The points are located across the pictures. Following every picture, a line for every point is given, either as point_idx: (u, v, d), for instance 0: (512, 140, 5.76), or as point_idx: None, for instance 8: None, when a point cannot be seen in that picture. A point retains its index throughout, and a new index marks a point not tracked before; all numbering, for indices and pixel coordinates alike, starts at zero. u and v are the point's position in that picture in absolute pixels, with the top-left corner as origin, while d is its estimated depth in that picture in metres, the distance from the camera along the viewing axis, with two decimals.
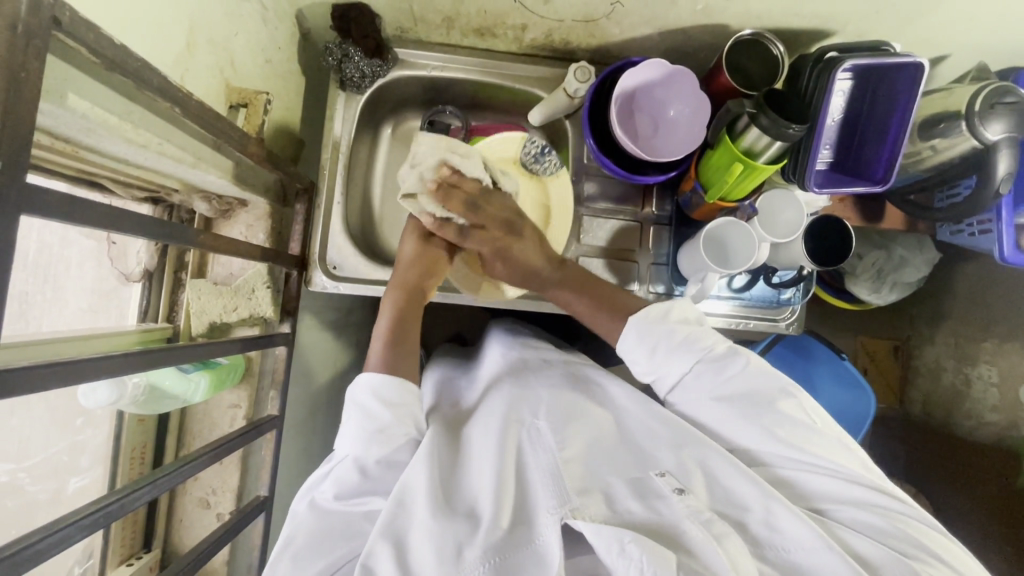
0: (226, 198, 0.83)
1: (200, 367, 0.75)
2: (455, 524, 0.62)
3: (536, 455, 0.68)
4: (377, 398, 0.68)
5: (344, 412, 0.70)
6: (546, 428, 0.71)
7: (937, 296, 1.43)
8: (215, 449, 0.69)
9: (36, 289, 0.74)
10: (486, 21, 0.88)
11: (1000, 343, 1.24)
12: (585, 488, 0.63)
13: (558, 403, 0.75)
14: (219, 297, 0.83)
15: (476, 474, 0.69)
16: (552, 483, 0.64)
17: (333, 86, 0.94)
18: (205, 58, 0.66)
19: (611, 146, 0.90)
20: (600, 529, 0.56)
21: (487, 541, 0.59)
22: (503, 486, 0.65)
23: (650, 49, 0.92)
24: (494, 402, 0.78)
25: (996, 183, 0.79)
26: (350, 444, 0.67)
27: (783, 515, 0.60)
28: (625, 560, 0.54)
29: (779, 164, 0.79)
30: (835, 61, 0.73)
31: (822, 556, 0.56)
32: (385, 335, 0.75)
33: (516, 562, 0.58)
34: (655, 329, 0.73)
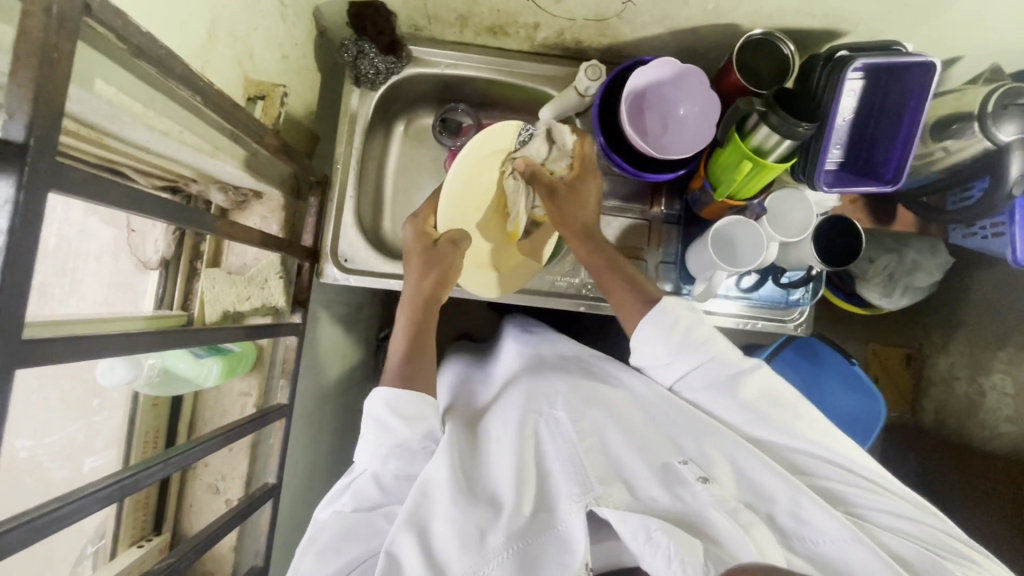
0: (242, 189, 0.85)
1: (212, 353, 0.76)
2: (479, 511, 0.64)
3: (556, 445, 0.70)
4: (396, 414, 0.68)
5: (361, 424, 0.71)
6: (565, 417, 0.72)
7: (951, 303, 1.41)
8: (221, 435, 0.70)
9: (53, 281, 0.74)
10: (499, 20, 0.90)
11: (1017, 351, 1.23)
12: (607, 477, 0.64)
13: (579, 390, 0.76)
14: (233, 286, 0.84)
15: (497, 464, 0.71)
16: (574, 471, 0.65)
17: (348, 83, 0.95)
18: (226, 51, 0.68)
19: (621, 143, 0.91)
20: (626, 515, 0.58)
21: (509, 526, 0.61)
22: (525, 473, 0.67)
23: (661, 48, 0.93)
24: (511, 395, 0.79)
25: (1009, 185, 0.79)
26: (369, 455, 0.68)
27: (814, 510, 0.60)
28: (652, 546, 0.55)
29: (788, 163, 0.79)
30: (845, 60, 0.74)
31: (852, 549, 0.56)
32: (403, 351, 0.76)
33: (541, 548, 0.60)
34: (680, 319, 0.74)
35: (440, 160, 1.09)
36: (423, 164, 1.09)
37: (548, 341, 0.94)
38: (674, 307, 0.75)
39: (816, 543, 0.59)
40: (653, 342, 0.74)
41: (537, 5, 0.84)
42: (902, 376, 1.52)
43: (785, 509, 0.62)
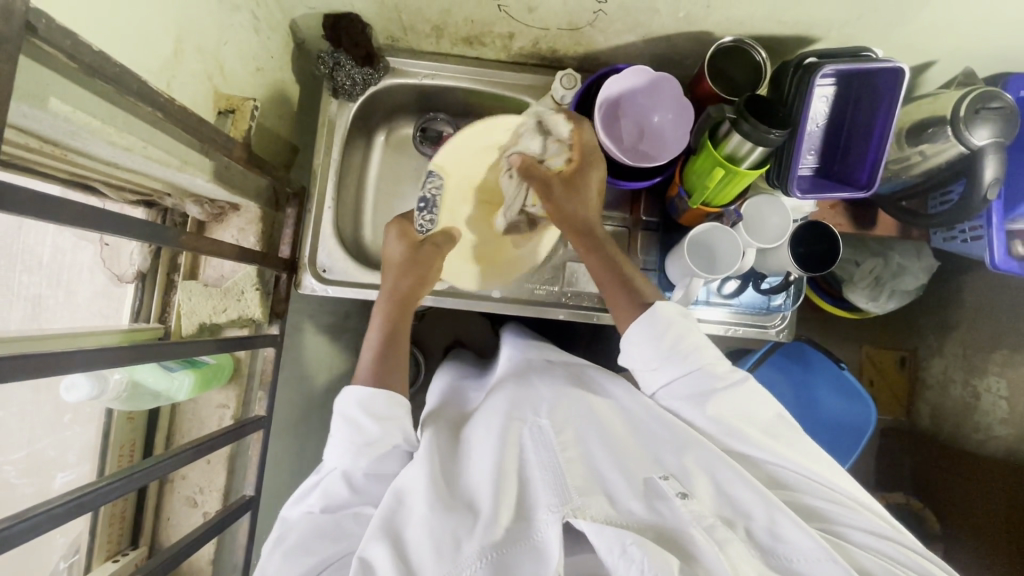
0: (218, 202, 0.86)
1: (185, 366, 0.76)
2: (454, 517, 0.62)
3: (538, 453, 0.68)
4: (366, 412, 0.69)
5: (330, 425, 0.70)
6: (552, 425, 0.71)
7: (943, 305, 1.40)
8: (192, 448, 0.69)
9: (50, 293, 0.77)
10: (474, 31, 0.90)
11: (1010, 354, 1.22)
12: (587, 489, 0.62)
13: (563, 402, 0.75)
14: (209, 299, 0.85)
15: (474, 471, 0.69)
16: (554, 482, 0.64)
17: (326, 94, 0.96)
18: (194, 66, 0.68)
19: (597, 151, 0.90)
20: (602, 528, 0.56)
21: (485, 536, 0.59)
22: (503, 481, 0.65)
23: (636, 56, 0.93)
24: (494, 403, 0.78)
25: (983, 188, 0.79)
26: (337, 454, 0.69)
27: (788, 526, 0.58)
28: (626, 561, 0.53)
29: (762, 168, 0.78)
30: (815, 66, 0.73)
31: (826, 568, 0.55)
32: (377, 349, 0.76)
33: (515, 559, 0.58)
34: (672, 326, 0.73)
35: (421, 169, 1.09)
36: (404, 173, 1.09)
37: (538, 347, 0.94)
38: (666, 312, 0.74)
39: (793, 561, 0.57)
40: (641, 346, 0.74)
41: (509, 15, 0.85)
42: (897, 379, 1.50)
43: (764, 524, 0.60)
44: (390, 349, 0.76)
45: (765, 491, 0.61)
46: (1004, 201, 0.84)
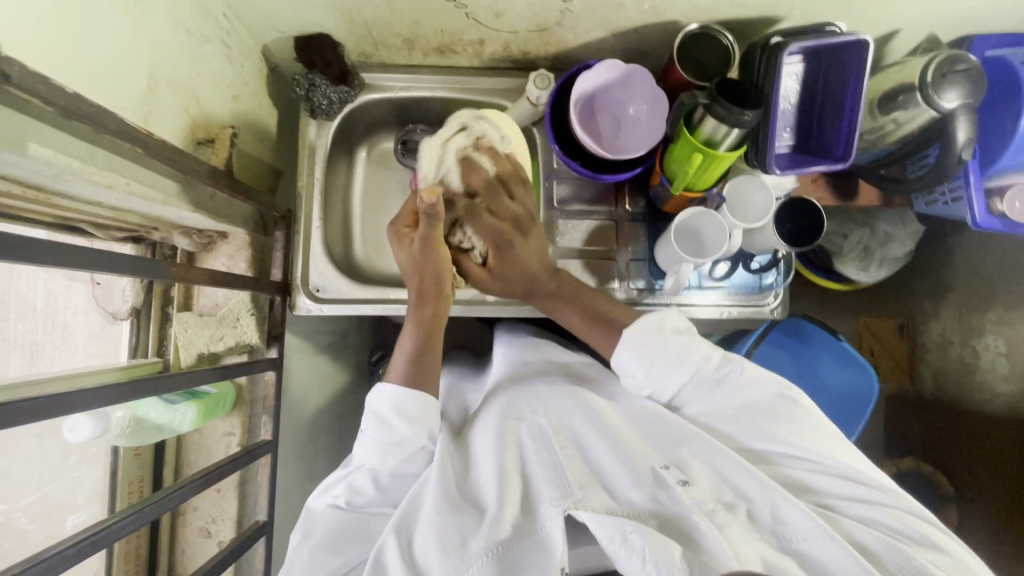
0: (206, 232, 0.86)
1: (187, 398, 0.75)
2: (460, 517, 0.63)
3: (538, 449, 0.69)
4: (396, 411, 0.70)
5: (363, 420, 0.72)
6: (550, 424, 0.72)
7: (933, 269, 1.42)
8: (200, 478, 0.70)
9: (46, 338, 0.76)
10: (445, 40, 0.91)
11: (1005, 311, 1.24)
12: (587, 483, 0.63)
13: (559, 399, 0.76)
14: (205, 328, 0.85)
15: (478, 472, 0.70)
16: (554, 475, 0.64)
17: (304, 116, 0.97)
18: (171, 99, 0.69)
19: (575, 148, 0.92)
20: (603, 518, 0.57)
21: (491, 534, 0.60)
22: (505, 480, 0.65)
23: (606, 51, 0.94)
24: (492, 405, 0.79)
25: (958, 149, 0.80)
26: (367, 449, 0.70)
27: (787, 506, 0.59)
28: (628, 549, 0.54)
29: (740, 150, 0.80)
30: (781, 45, 0.75)
31: (822, 545, 0.56)
32: (410, 353, 0.76)
33: (520, 554, 0.59)
34: (655, 348, 0.74)
35: (405, 181, 1.10)
36: (389, 187, 1.10)
37: (535, 344, 0.95)
38: (643, 336, 0.75)
39: (788, 540, 0.58)
40: (633, 363, 0.75)
41: (478, 21, 0.86)
42: (898, 347, 1.51)
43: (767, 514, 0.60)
44: (425, 347, 0.77)
45: (759, 476, 0.61)
46: (980, 160, 0.85)
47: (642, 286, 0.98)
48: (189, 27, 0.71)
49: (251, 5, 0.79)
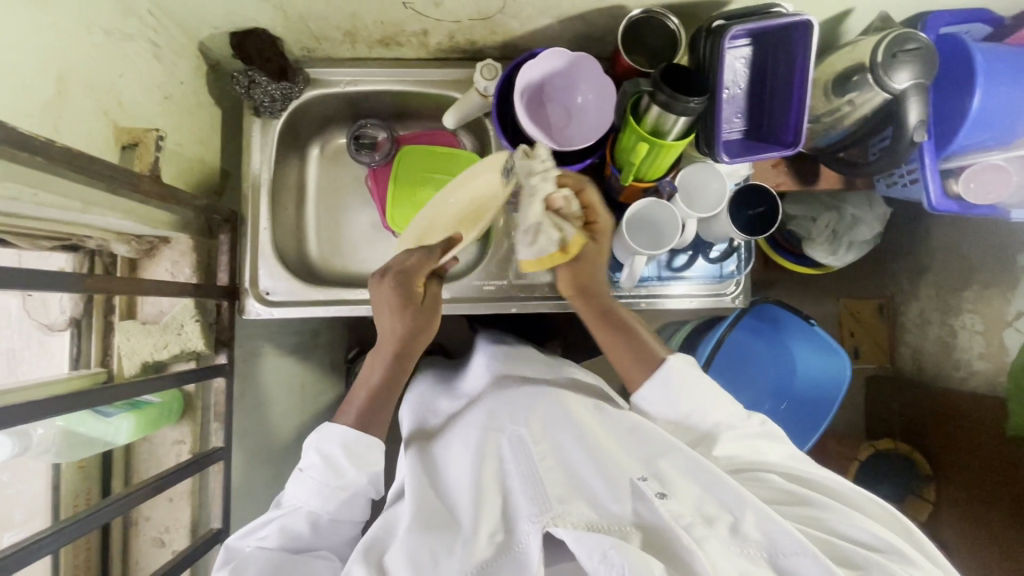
0: (146, 237, 0.84)
1: (125, 410, 0.73)
2: (437, 535, 0.63)
3: (517, 464, 0.69)
4: (345, 453, 0.69)
5: (301, 459, 0.70)
6: (529, 435, 0.71)
7: (913, 250, 1.41)
8: (112, 503, 0.65)
9: (16, 343, 0.81)
10: (387, 32, 0.88)
11: (981, 291, 1.23)
12: (567, 494, 0.63)
13: (538, 408, 0.74)
14: (149, 335, 0.83)
15: (456, 486, 0.70)
16: (533, 487, 0.64)
17: (248, 114, 0.94)
18: (86, 103, 0.66)
19: (524, 139, 0.89)
20: (581, 535, 0.58)
21: (468, 555, 0.60)
22: (482, 497, 0.66)
23: (555, 38, 0.91)
24: (472, 414, 0.77)
25: (910, 132, 0.78)
26: (305, 486, 0.68)
27: (757, 521, 0.59)
28: (606, 566, 0.55)
29: (687, 138, 0.78)
30: (724, 28, 0.72)
31: (801, 562, 0.57)
32: (370, 391, 0.75)
33: (498, 571, 0.60)
34: (687, 381, 0.74)
35: (361, 178, 1.09)
36: (345, 184, 1.08)
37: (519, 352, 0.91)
38: (681, 369, 0.74)
39: (771, 555, 0.59)
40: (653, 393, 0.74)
41: (417, 12, 0.83)
42: (877, 328, 1.51)
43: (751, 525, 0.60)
44: (384, 393, 0.75)
45: (735, 490, 0.61)
46: (937, 141, 0.83)
47: (600, 279, 0.97)
48: (105, 26, 0.68)
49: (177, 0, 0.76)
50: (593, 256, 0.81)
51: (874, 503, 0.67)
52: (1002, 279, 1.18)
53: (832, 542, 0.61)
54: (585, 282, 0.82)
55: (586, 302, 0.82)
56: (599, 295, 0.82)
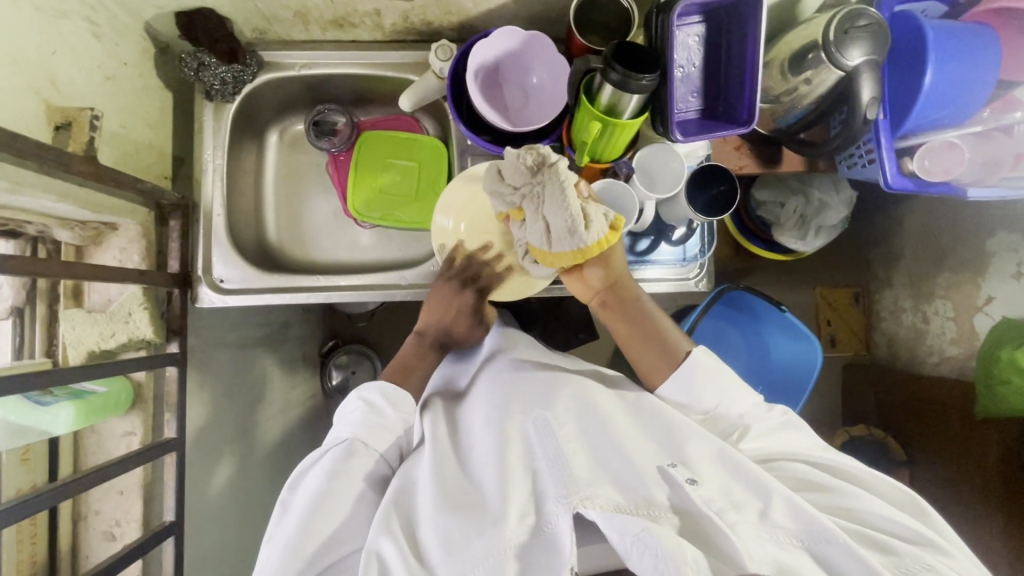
0: (90, 223, 0.82)
1: (66, 398, 0.71)
2: (464, 520, 0.62)
3: (543, 446, 0.68)
4: (385, 400, 0.75)
5: (339, 410, 0.76)
6: (552, 419, 0.71)
7: (889, 237, 1.41)
8: (68, 482, 0.67)
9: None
10: (339, 11, 0.87)
11: (953, 275, 1.23)
12: (594, 477, 0.62)
13: (565, 397, 0.74)
14: (94, 324, 0.81)
15: (479, 467, 0.69)
16: (559, 470, 0.64)
17: (199, 98, 0.92)
18: (13, 79, 0.63)
19: (479, 120, 0.88)
20: (612, 517, 0.58)
21: (498, 536, 0.60)
22: (508, 477, 0.65)
23: (511, 19, 0.90)
24: (493, 397, 0.78)
25: (862, 110, 0.78)
26: (343, 431, 0.73)
27: (781, 507, 0.60)
28: (641, 547, 0.55)
29: (642, 117, 0.77)
30: (671, 3, 0.71)
31: (831, 549, 0.58)
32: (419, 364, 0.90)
33: (530, 554, 0.60)
34: (710, 376, 0.75)
35: (322, 165, 1.07)
36: (306, 171, 1.07)
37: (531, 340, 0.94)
38: (705, 362, 0.76)
39: (806, 543, 0.59)
40: (678, 393, 0.77)
41: None
42: (852, 315, 1.52)
43: (783, 511, 0.60)
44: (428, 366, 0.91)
45: (764, 480, 0.62)
46: (892, 119, 0.82)
47: None
48: (35, 1, 0.66)
49: None
50: (619, 250, 0.82)
51: (897, 486, 0.67)
52: (970, 262, 1.19)
53: (870, 534, 0.61)
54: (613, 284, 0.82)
55: (613, 304, 0.83)
56: (626, 295, 0.82)
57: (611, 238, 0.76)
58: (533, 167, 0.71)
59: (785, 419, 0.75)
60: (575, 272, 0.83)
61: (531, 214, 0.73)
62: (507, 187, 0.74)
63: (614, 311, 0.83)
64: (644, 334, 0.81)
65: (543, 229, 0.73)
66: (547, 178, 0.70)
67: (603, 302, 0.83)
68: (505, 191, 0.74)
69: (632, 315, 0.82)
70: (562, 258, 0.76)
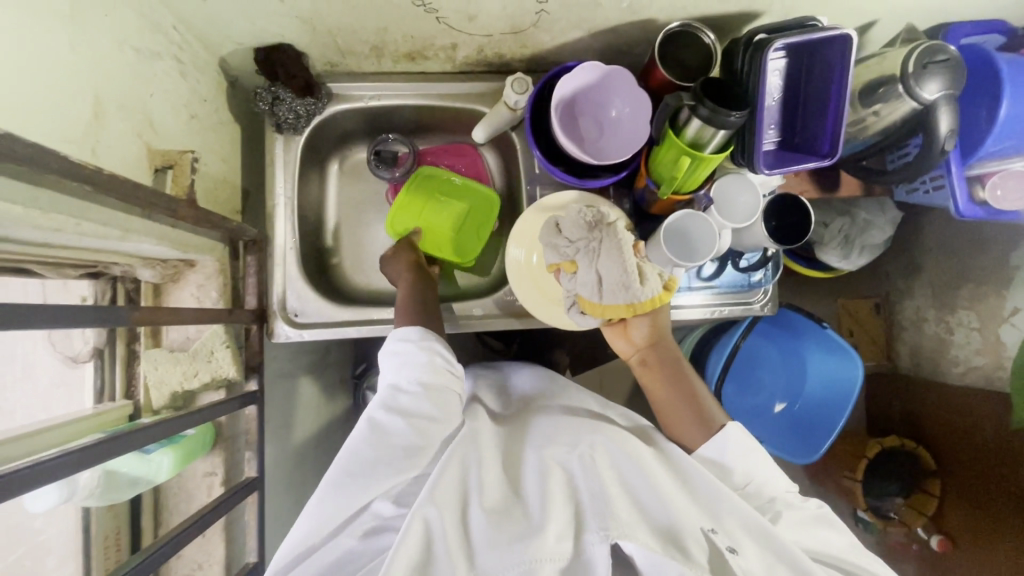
0: (170, 261, 0.80)
1: (163, 444, 0.71)
2: (506, 531, 0.60)
3: (587, 477, 0.65)
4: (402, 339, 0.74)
5: (381, 362, 0.75)
6: (600, 452, 0.68)
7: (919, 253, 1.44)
8: (176, 537, 0.66)
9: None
10: (415, 46, 0.87)
11: (975, 288, 1.26)
12: (633, 519, 0.61)
13: (604, 432, 0.71)
14: (177, 364, 0.80)
15: (522, 490, 0.67)
16: (600, 506, 0.62)
17: (269, 131, 0.91)
18: (121, 125, 0.63)
19: (557, 153, 0.89)
20: (649, 553, 0.58)
21: (535, 555, 0.57)
22: (551, 501, 0.63)
23: (584, 52, 0.91)
24: (541, 425, 0.76)
25: (940, 141, 0.80)
26: (391, 377, 0.72)
27: None
28: None
29: (726, 151, 0.78)
30: (765, 42, 0.73)
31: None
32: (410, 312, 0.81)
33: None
34: (742, 442, 0.71)
35: (381, 193, 1.07)
36: (364, 200, 1.06)
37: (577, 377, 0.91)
38: (737, 435, 0.72)
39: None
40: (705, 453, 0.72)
41: (450, 26, 0.81)
42: (875, 327, 1.53)
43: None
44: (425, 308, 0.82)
45: (810, 570, 0.60)
46: (961, 150, 0.85)
47: None
48: (135, 44, 0.65)
49: (204, 17, 0.73)
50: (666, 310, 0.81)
51: None
52: (995, 278, 1.21)
53: None
54: (655, 343, 0.80)
55: (653, 364, 0.79)
56: (667, 356, 0.79)
57: (663, 298, 0.77)
58: (591, 223, 0.75)
59: (820, 512, 0.71)
60: (618, 325, 0.81)
61: (585, 265, 0.73)
62: (563, 238, 0.76)
63: (651, 370, 0.79)
64: (678, 397, 0.77)
65: (595, 284, 0.74)
66: (605, 235, 0.73)
67: (642, 361, 0.80)
68: (561, 243, 0.76)
69: (673, 378, 0.78)
70: (613, 310, 0.75)
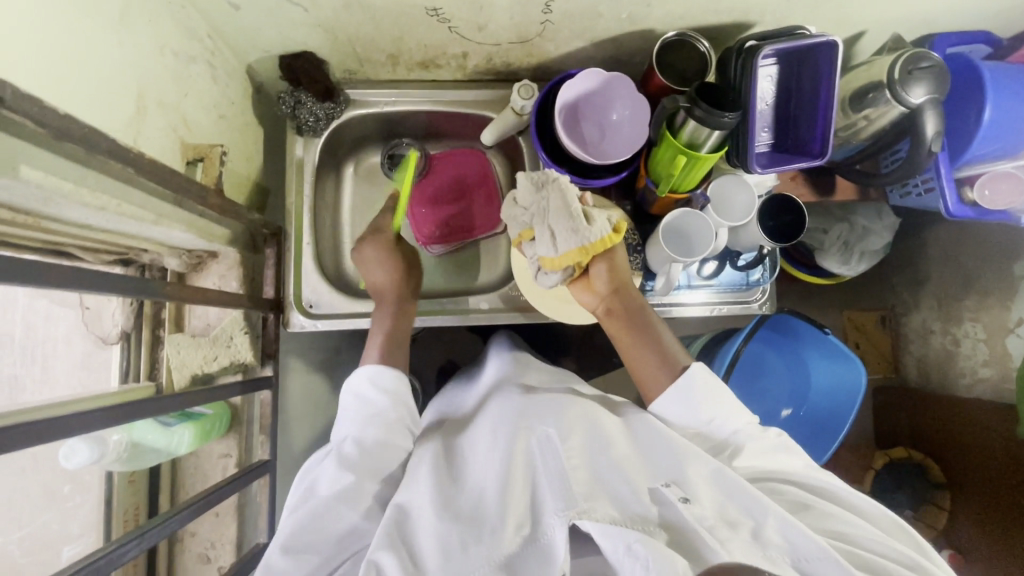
0: (195, 252, 0.86)
1: (183, 420, 0.80)
2: (460, 526, 0.61)
3: (546, 461, 0.66)
4: (374, 385, 0.76)
5: (344, 402, 0.77)
6: (559, 435, 0.68)
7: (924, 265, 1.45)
8: (198, 502, 0.69)
9: (25, 371, 0.79)
10: (428, 54, 0.92)
11: (982, 298, 1.27)
12: (592, 492, 0.61)
13: (568, 414, 0.72)
14: (199, 349, 0.87)
15: (480, 476, 0.68)
16: (558, 486, 0.62)
17: (291, 133, 0.97)
18: (158, 120, 0.70)
19: (561, 154, 0.92)
20: (607, 529, 0.56)
21: (494, 548, 0.58)
22: (510, 488, 0.63)
23: (587, 60, 0.96)
24: (502, 409, 0.77)
25: (928, 143, 0.83)
26: (348, 424, 0.74)
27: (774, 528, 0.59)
28: (632, 559, 0.53)
29: (722, 151, 0.82)
30: (756, 49, 0.78)
31: (822, 567, 0.56)
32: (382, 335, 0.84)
33: (523, 564, 0.58)
34: (707, 387, 0.73)
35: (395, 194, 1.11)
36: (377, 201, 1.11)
37: (531, 362, 0.92)
38: (701, 375, 0.74)
39: (794, 560, 0.57)
40: (673, 408, 0.74)
41: (461, 36, 0.87)
42: (880, 339, 1.53)
43: (774, 533, 0.59)
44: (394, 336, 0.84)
45: (757, 497, 0.61)
46: (950, 153, 0.88)
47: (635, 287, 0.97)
48: (173, 48, 0.72)
49: (234, 25, 0.79)
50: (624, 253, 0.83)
51: (905, 524, 0.66)
52: (998, 288, 1.22)
53: (864, 554, 0.59)
54: (619, 289, 0.81)
55: (618, 313, 0.81)
56: (630, 304, 0.81)
57: (613, 239, 0.79)
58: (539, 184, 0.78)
59: (779, 440, 0.73)
60: (582, 279, 0.83)
61: (539, 227, 0.77)
62: (519, 208, 0.81)
63: (617, 318, 0.81)
64: (643, 342, 0.78)
65: (548, 239, 0.77)
66: (550, 191, 0.76)
67: (607, 312, 0.82)
68: (517, 213, 0.81)
69: (638, 328, 0.79)
70: (569, 258, 0.77)
